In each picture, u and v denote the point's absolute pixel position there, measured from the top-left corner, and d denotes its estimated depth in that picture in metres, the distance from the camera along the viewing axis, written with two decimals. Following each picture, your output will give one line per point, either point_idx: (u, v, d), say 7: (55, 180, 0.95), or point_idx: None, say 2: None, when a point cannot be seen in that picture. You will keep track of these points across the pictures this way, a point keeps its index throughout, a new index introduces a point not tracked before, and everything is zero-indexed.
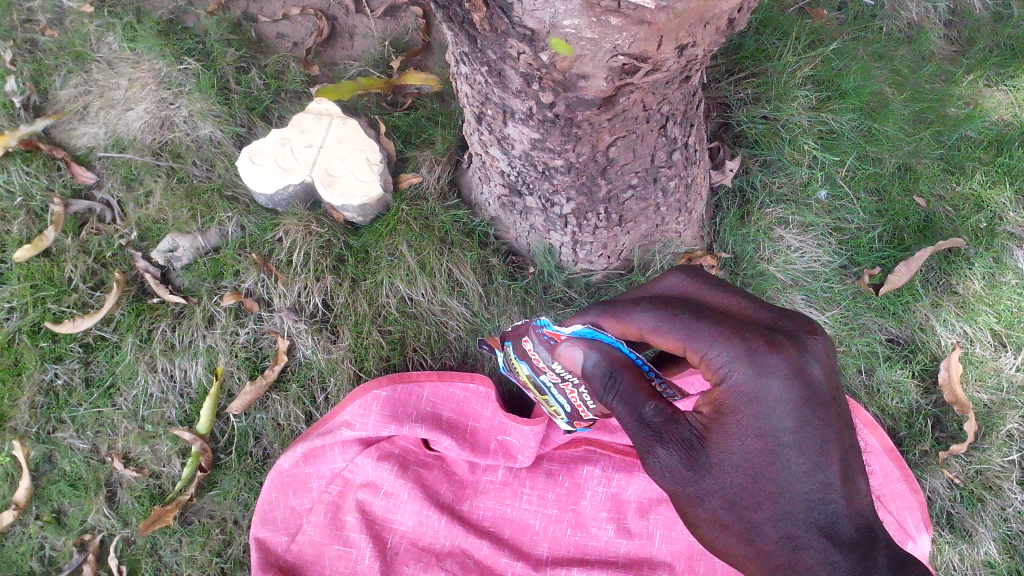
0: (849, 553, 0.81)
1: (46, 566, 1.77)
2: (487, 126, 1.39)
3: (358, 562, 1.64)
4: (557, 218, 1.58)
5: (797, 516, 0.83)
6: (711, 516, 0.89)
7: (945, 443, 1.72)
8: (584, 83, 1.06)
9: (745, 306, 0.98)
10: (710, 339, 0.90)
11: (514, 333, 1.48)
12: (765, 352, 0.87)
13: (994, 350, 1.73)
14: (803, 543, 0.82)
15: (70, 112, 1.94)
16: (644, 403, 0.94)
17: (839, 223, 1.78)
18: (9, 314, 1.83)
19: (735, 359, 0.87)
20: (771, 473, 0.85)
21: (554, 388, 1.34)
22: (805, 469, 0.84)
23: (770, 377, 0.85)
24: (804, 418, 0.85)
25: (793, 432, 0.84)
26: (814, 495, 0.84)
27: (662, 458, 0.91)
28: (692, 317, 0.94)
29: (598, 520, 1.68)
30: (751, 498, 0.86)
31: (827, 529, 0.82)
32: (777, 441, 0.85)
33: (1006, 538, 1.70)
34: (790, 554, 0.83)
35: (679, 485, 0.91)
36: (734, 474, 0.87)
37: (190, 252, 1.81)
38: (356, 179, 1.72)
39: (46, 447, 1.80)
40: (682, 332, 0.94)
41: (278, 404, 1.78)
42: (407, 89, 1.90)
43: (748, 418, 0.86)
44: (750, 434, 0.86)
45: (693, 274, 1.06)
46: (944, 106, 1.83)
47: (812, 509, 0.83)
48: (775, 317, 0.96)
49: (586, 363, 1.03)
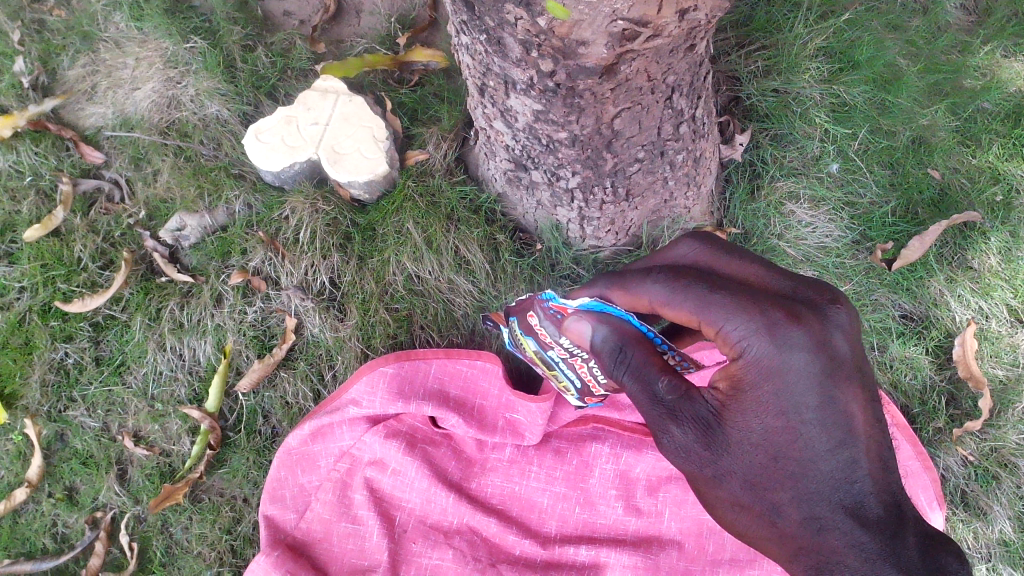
0: (876, 534, 0.78)
1: (59, 543, 1.78)
2: (490, 98, 1.37)
3: (366, 540, 1.65)
4: (563, 193, 1.56)
5: (822, 497, 0.80)
6: (730, 497, 0.87)
7: (959, 420, 1.70)
8: (584, 50, 1.04)
9: (763, 272, 0.95)
10: (726, 313, 0.88)
11: (518, 310, 1.47)
12: (785, 325, 0.85)
13: (1010, 326, 1.70)
14: (828, 524, 0.80)
15: (78, 92, 1.95)
16: (656, 380, 0.91)
17: (851, 197, 1.75)
18: (20, 293, 1.85)
19: (754, 333, 0.85)
20: (793, 451, 0.82)
21: (563, 364, 1.33)
22: (829, 446, 0.81)
23: (793, 352, 0.83)
24: (826, 390, 0.82)
25: (817, 410, 0.81)
26: (841, 474, 0.81)
27: (677, 437, 0.88)
28: (705, 288, 0.91)
29: (607, 498, 1.67)
30: (773, 479, 0.83)
31: (854, 509, 0.80)
32: (799, 419, 0.82)
33: (1021, 516, 1.67)
34: (814, 536, 0.81)
35: (695, 467, 0.88)
36: (755, 453, 0.84)
37: (197, 230, 1.82)
38: (362, 156, 1.71)
39: (58, 425, 1.81)
40: (695, 306, 0.91)
41: (286, 382, 1.78)
42: (413, 66, 1.89)
43: (769, 394, 0.84)
44: (771, 411, 0.83)
45: (706, 241, 1.02)
46: (959, 78, 1.79)
47: (838, 488, 0.80)
48: (794, 284, 0.93)
49: (595, 338, 1.05)
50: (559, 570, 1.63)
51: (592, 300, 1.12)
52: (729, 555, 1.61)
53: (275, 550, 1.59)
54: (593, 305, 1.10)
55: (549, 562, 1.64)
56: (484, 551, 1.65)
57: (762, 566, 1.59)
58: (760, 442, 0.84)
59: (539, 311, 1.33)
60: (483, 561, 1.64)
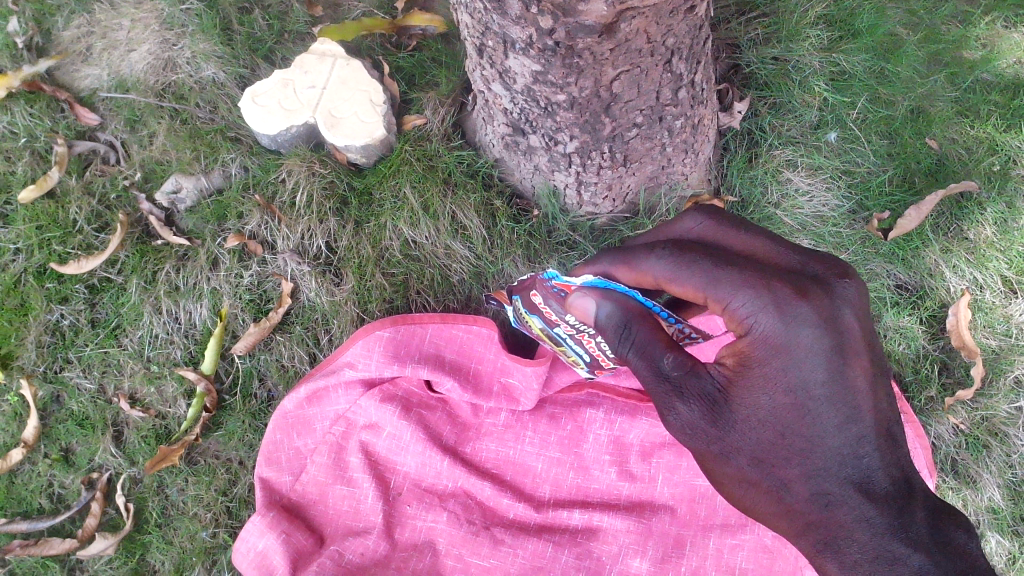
0: (884, 508, 0.83)
1: (55, 503, 1.79)
2: (488, 59, 1.37)
3: (362, 501, 1.66)
4: (560, 157, 1.56)
5: (830, 472, 0.85)
6: (736, 473, 0.90)
7: (952, 388, 1.71)
8: (584, 7, 1.03)
9: (769, 246, 0.94)
10: (733, 289, 0.88)
11: (521, 287, 1.41)
12: (792, 302, 0.86)
13: (1004, 296, 1.70)
14: (837, 499, 0.84)
15: (73, 53, 1.93)
16: (661, 355, 0.93)
17: (848, 165, 1.75)
18: (16, 255, 1.85)
19: (762, 310, 0.87)
20: (801, 427, 0.86)
21: (570, 340, 1.34)
22: (837, 423, 0.85)
23: (800, 329, 0.85)
24: (835, 368, 0.85)
25: (824, 385, 0.85)
26: (848, 450, 0.85)
27: (682, 413, 0.91)
28: (711, 263, 0.91)
29: (600, 462, 1.68)
30: (781, 455, 0.87)
31: (862, 484, 0.84)
32: (807, 395, 0.85)
33: (1011, 485, 1.68)
34: (822, 511, 0.85)
35: (702, 443, 0.91)
36: (762, 429, 0.87)
37: (193, 193, 1.81)
38: (359, 120, 1.71)
39: (54, 387, 1.81)
40: (702, 281, 0.91)
41: (282, 345, 1.78)
42: (411, 30, 1.87)
43: (777, 371, 0.86)
44: (778, 387, 0.86)
45: (711, 214, 1.01)
46: (960, 48, 1.78)
47: (845, 464, 0.85)
48: (801, 257, 0.93)
49: (599, 313, 1.03)
50: (552, 533, 1.64)
51: (593, 276, 1.10)
52: (721, 520, 1.62)
53: (270, 511, 1.61)
54: (595, 282, 1.08)
55: (542, 525, 1.65)
56: (478, 514, 1.66)
57: (754, 531, 1.60)
58: (766, 418, 0.87)
59: (537, 290, 1.31)
60: (476, 523, 1.65)
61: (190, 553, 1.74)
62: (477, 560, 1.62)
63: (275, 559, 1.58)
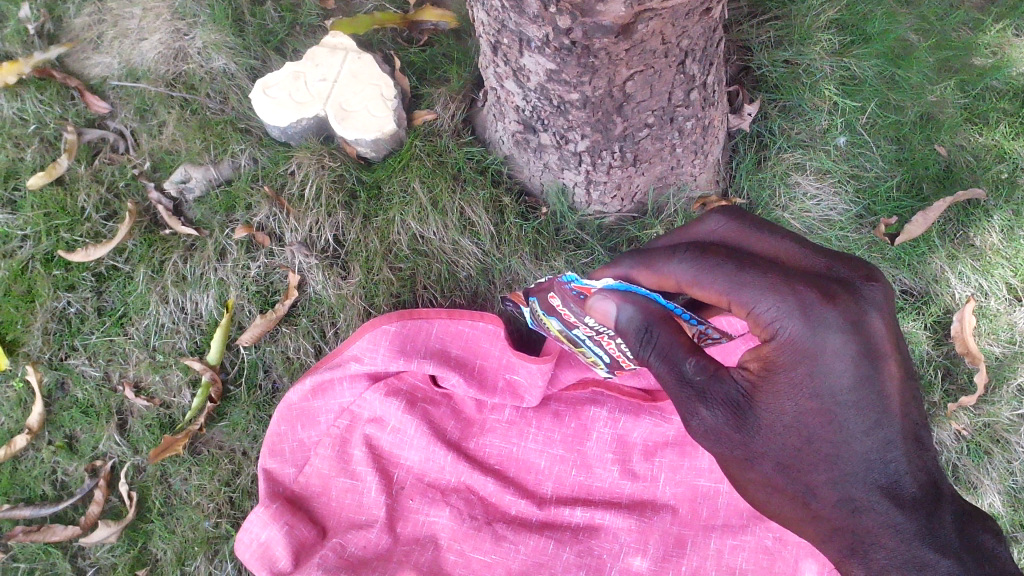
0: (912, 514, 0.84)
1: (58, 490, 1.79)
2: (503, 57, 1.37)
3: (365, 495, 1.67)
4: (571, 156, 1.56)
5: (857, 478, 0.86)
6: (761, 478, 0.92)
7: (954, 395, 1.71)
8: (602, 7, 1.04)
9: (794, 249, 0.94)
10: (757, 293, 0.88)
11: (540, 289, 1.46)
12: (820, 306, 0.86)
13: (1008, 304, 1.71)
14: (864, 506, 0.86)
15: (84, 41, 1.94)
16: (683, 360, 0.93)
17: (856, 170, 1.75)
18: (23, 242, 1.85)
19: (788, 314, 0.86)
20: (826, 433, 0.86)
21: (589, 341, 1.34)
22: (864, 429, 0.85)
23: (826, 334, 0.85)
24: (861, 373, 0.85)
25: (850, 391, 0.85)
26: (875, 455, 0.85)
27: (706, 418, 0.93)
28: (736, 266, 0.90)
29: (603, 461, 1.68)
30: (806, 460, 0.88)
31: (889, 488, 0.85)
32: (833, 401, 0.86)
33: (1011, 491, 1.69)
34: (849, 516, 0.87)
35: (728, 448, 0.93)
36: (787, 435, 0.89)
37: (202, 183, 1.82)
38: (370, 114, 1.71)
39: (59, 374, 1.81)
40: (724, 283, 0.90)
41: (288, 337, 1.79)
42: (423, 25, 1.88)
43: (802, 377, 0.87)
44: (804, 394, 0.87)
45: (733, 214, 1.01)
46: (969, 55, 1.79)
47: (871, 469, 0.85)
48: (827, 260, 0.93)
49: (619, 316, 1.01)
50: (553, 529, 1.65)
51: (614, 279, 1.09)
52: (722, 521, 1.63)
53: (273, 502, 1.62)
54: (616, 286, 1.07)
55: (544, 522, 1.66)
56: (480, 509, 1.67)
57: (755, 532, 1.60)
58: (792, 423, 0.88)
59: (558, 292, 1.30)
60: (479, 519, 1.65)
61: (192, 543, 1.74)
62: (478, 555, 1.62)
63: (277, 551, 1.58)
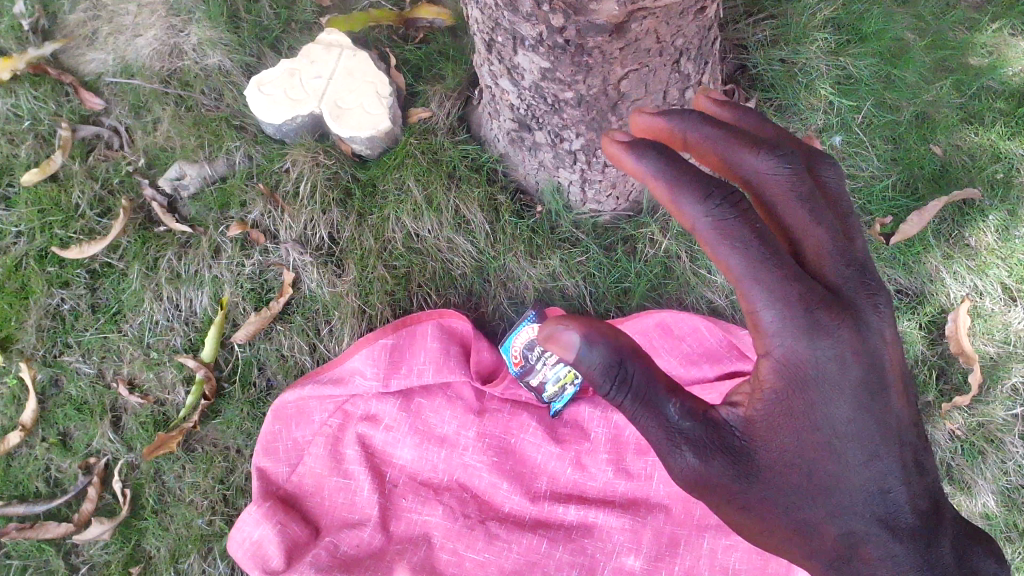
0: (905, 544, 0.94)
1: (52, 487, 1.79)
2: (498, 55, 1.37)
3: (357, 494, 1.67)
4: (566, 154, 1.56)
5: (854, 509, 0.93)
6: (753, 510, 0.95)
7: (949, 395, 1.69)
8: (595, 6, 1.04)
9: (819, 238, 0.91)
10: (766, 300, 0.85)
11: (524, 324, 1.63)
12: (823, 332, 0.87)
13: (1003, 304, 1.70)
14: (861, 536, 0.93)
15: (78, 36, 1.94)
16: (666, 401, 0.91)
17: (853, 169, 1.75)
18: (17, 238, 1.84)
19: (791, 335, 0.87)
20: (825, 461, 0.92)
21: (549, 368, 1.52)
22: (861, 459, 0.92)
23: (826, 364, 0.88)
24: (861, 403, 0.91)
25: (848, 423, 0.91)
26: (870, 481, 0.93)
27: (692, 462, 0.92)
28: (761, 254, 0.83)
29: (598, 460, 1.67)
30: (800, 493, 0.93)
31: (883, 517, 0.93)
32: (832, 433, 0.91)
33: (1005, 492, 1.67)
34: (845, 547, 0.94)
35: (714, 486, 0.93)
36: (785, 469, 0.92)
37: (197, 180, 1.82)
38: (365, 111, 1.71)
39: (52, 370, 1.81)
40: (739, 263, 0.84)
41: (282, 335, 1.78)
42: (418, 22, 1.87)
43: (802, 408, 0.90)
44: (802, 425, 0.91)
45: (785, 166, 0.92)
46: (965, 55, 1.79)
47: (865, 495, 0.93)
48: (846, 267, 0.92)
49: None
50: (547, 528, 1.64)
51: None
52: (716, 520, 1.62)
53: (266, 501, 1.62)
54: None
55: (537, 520, 1.65)
56: (473, 508, 1.66)
57: None
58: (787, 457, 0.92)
59: None
60: (472, 518, 1.65)
61: (185, 540, 1.73)
62: (472, 554, 1.62)
63: (270, 549, 1.59)
